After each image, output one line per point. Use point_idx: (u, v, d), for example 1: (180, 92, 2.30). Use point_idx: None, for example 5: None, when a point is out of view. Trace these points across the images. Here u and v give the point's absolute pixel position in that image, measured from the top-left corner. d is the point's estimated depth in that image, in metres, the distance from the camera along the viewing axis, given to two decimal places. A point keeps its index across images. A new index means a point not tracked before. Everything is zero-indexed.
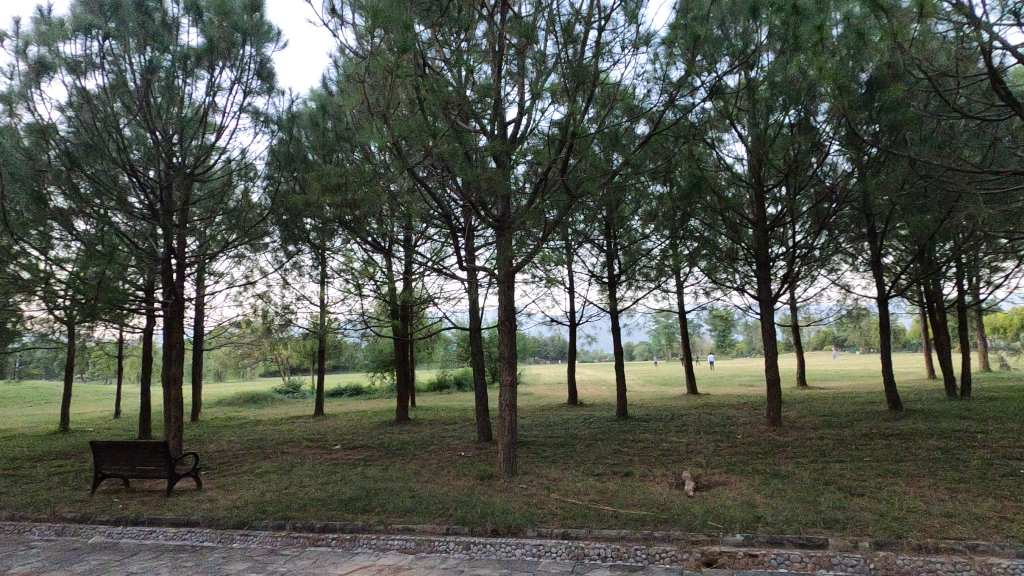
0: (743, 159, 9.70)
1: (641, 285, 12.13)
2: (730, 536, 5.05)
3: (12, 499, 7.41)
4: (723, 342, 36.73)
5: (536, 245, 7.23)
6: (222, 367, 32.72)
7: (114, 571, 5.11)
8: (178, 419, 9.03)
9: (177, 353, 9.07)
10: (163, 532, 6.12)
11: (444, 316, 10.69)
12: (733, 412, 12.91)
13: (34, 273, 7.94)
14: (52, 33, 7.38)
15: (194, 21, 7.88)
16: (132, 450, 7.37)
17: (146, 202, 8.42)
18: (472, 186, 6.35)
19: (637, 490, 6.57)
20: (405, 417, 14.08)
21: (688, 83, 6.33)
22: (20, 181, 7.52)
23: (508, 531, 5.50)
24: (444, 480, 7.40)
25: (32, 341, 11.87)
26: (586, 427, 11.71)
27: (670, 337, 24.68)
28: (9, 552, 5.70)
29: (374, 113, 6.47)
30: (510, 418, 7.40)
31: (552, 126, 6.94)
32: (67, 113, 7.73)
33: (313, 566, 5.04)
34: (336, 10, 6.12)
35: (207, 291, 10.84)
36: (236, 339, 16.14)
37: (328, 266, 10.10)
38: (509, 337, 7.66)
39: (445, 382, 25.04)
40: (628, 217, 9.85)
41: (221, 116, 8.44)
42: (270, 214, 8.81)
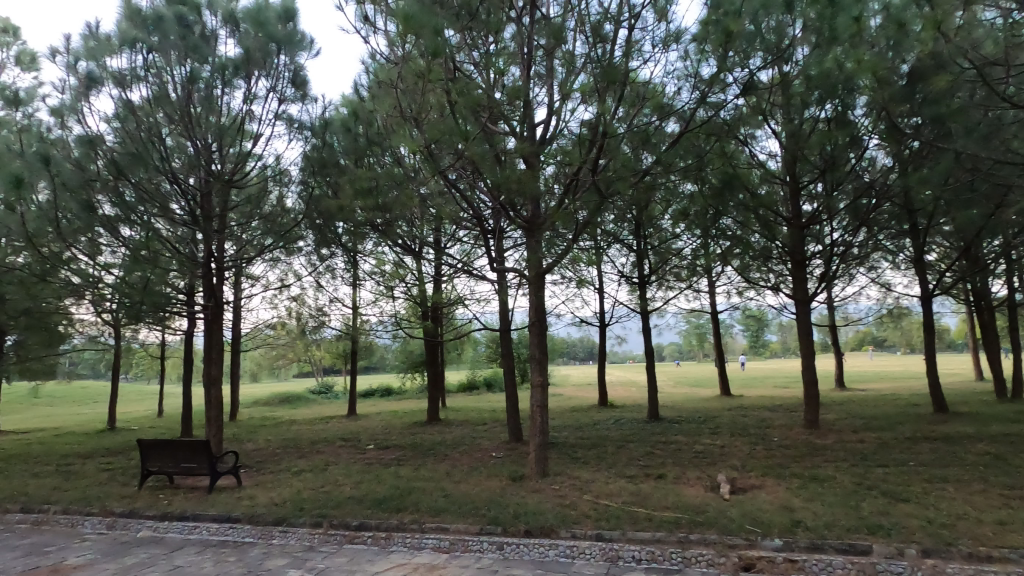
0: (777, 155, 9.50)
1: (671, 285, 12.05)
2: (768, 541, 4.95)
3: (66, 494, 7.76)
4: (757, 343, 35.95)
5: (566, 246, 7.26)
6: (258, 368, 33.62)
7: (161, 564, 5.30)
8: (218, 418, 9.33)
9: (216, 354, 9.39)
10: (206, 528, 6.32)
11: (474, 317, 10.76)
12: (768, 414, 12.62)
13: (83, 278, 8.31)
14: (100, 48, 7.74)
15: (232, 32, 8.17)
16: (177, 449, 7.63)
17: (187, 208, 8.70)
18: (501, 188, 6.40)
19: (671, 493, 6.48)
20: (436, 417, 14.22)
21: (719, 79, 6.25)
22: (71, 192, 7.91)
23: (541, 532, 5.50)
24: (476, 481, 7.45)
25: (82, 344, 12.39)
26: (617, 428, 11.60)
27: (701, 338, 24.34)
28: (64, 545, 5.98)
29: (406, 119, 6.58)
30: (541, 419, 7.40)
31: (580, 126, 6.95)
32: (113, 124, 8.06)
33: (350, 564, 5.13)
34: (369, 18, 6.24)
35: (244, 294, 11.16)
36: (271, 340, 16.57)
37: (361, 269, 10.28)
38: (540, 338, 7.66)
39: (474, 383, 25.18)
40: (659, 217, 9.71)
41: (257, 124, 8.70)
42: (303, 218, 9.02)
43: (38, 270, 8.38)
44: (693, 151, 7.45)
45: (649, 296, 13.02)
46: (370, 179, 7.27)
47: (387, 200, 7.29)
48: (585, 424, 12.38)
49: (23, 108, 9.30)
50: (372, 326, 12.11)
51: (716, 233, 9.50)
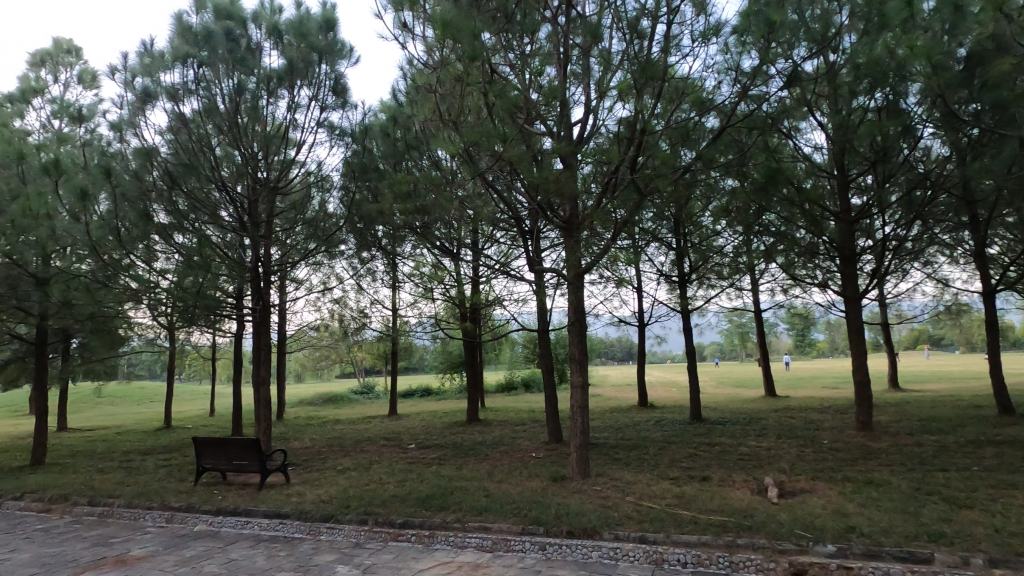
0: (823, 148, 9.16)
1: (713, 284, 11.80)
2: (821, 547, 4.79)
3: (128, 488, 8.18)
4: (802, 343, 34.78)
5: (605, 246, 7.23)
6: (303, 369, 34.63)
7: (218, 557, 5.53)
8: (267, 418, 9.61)
9: (265, 355, 9.63)
10: (258, 523, 6.56)
11: (512, 318, 10.79)
12: (817, 416, 12.18)
13: (141, 284, 8.57)
14: (155, 64, 8.15)
15: (276, 44, 8.48)
16: (230, 446, 7.94)
17: (235, 214, 9.08)
18: (539, 189, 6.40)
19: (717, 496, 6.36)
20: (475, 417, 14.32)
21: (762, 72, 6.11)
22: (130, 200, 8.34)
23: (583, 533, 5.48)
24: (518, 481, 7.48)
25: (141, 346, 13.02)
26: (658, 429, 11.43)
27: (744, 337, 23.73)
28: (128, 537, 6.31)
29: (446, 122, 6.67)
30: (582, 419, 7.36)
31: (617, 124, 6.88)
32: (166, 136, 8.47)
33: (396, 561, 5.23)
34: (407, 25, 6.37)
35: (288, 298, 11.55)
36: (315, 342, 16.99)
37: (400, 271, 10.49)
38: (580, 338, 7.63)
39: (512, 384, 25.21)
40: (699, 215, 9.46)
41: (300, 131, 8.96)
42: (345, 222, 9.22)
43: (101, 276, 8.72)
44: (736, 146, 7.26)
45: (690, 295, 12.77)
46: (410, 183, 7.46)
47: (425, 203, 7.47)
48: (625, 424, 12.28)
49: (86, 124, 9.83)
50: (411, 327, 12.36)
51: (759, 229, 9.16)
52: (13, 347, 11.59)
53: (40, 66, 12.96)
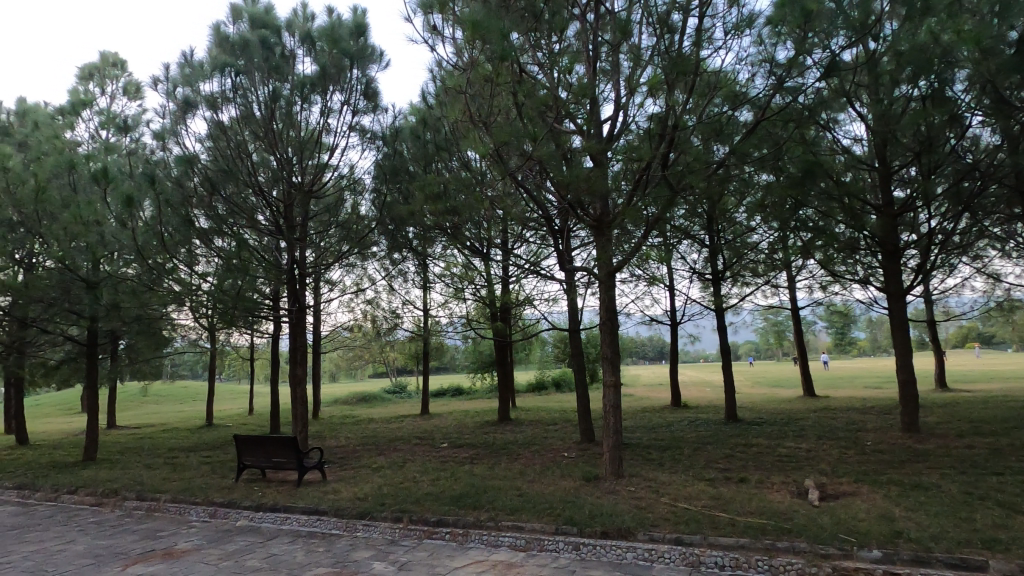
0: (862, 139, 8.86)
1: (747, 281, 11.56)
2: (866, 552, 4.63)
3: (174, 484, 8.50)
4: (843, 341, 33.70)
5: (637, 244, 7.14)
6: (337, 369, 35.29)
7: (259, 552, 5.68)
8: (304, 416, 9.82)
9: (301, 355, 9.85)
10: (297, 519, 6.71)
11: (542, 318, 10.80)
12: (859, 416, 11.81)
13: (183, 286, 8.79)
14: (194, 75, 8.45)
15: (308, 51, 8.66)
16: (269, 444, 8.15)
17: (271, 218, 9.38)
18: (570, 188, 6.37)
19: (755, 498, 6.22)
20: (507, 417, 14.38)
21: (798, 63, 5.98)
22: (173, 207, 8.66)
23: (618, 534, 5.43)
24: (550, 481, 7.45)
25: (184, 346, 13.49)
26: (692, 430, 11.25)
27: (780, 336, 23.08)
28: (175, 531, 6.55)
29: (476, 123, 6.72)
30: (615, 419, 7.28)
31: (648, 120, 6.80)
32: (206, 143, 8.75)
33: (431, 558, 5.29)
34: (436, 28, 6.44)
35: (323, 299, 11.80)
36: (348, 342, 17.30)
37: (431, 271, 10.63)
38: (611, 336, 7.57)
39: (543, 383, 25.20)
40: (733, 211, 9.25)
41: (333, 136, 9.15)
42: (376, 224, 9.37)
43: (147, 280, 9.11)
44: (771, 139, 7.07)
45: (724, 293, 12.53)
46: (440, 184, 7.59)
47: (456, 204, 7.51)
48: (658, 424, 12.12)
49: (131, 134, 10.25)
50: (443, 327, 12.49)
51: (796, 224, 8.88)
52: (67, 348, 12.18)
53: (88, 79, 13.57)
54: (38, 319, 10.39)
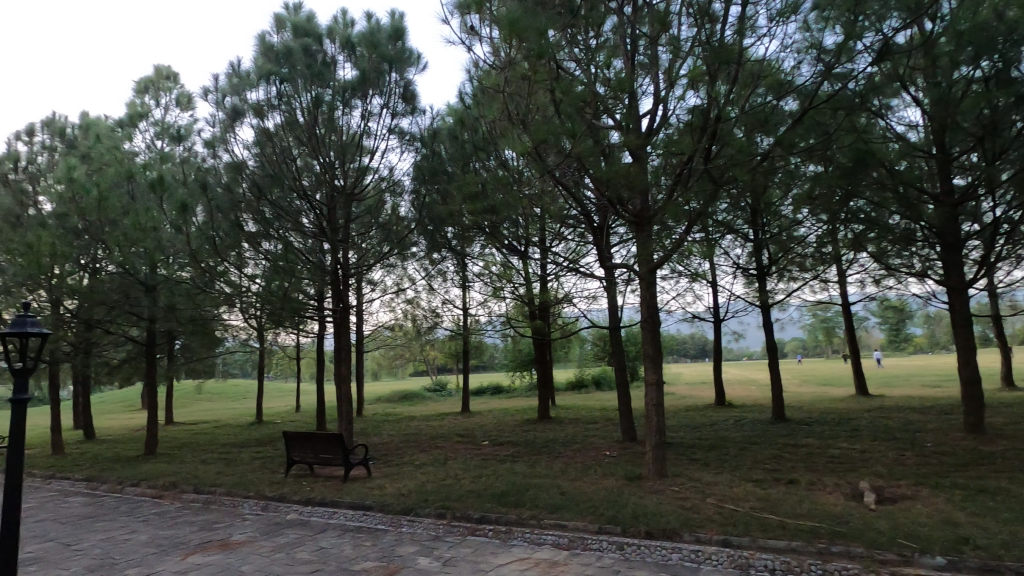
0: (918, 125, 8.44)
1: (795, 277, 11.17)
2: (928, 558, 4.42)
3: (228, 478, 8.85)
4: (898, 337, 32.17)
5: (679, 239, 6.99)
6: (379, 367, 35.95)
7: (309, 545, 5.86)
8: (348, 414, 10.06)
9: (346, 354, 10.08)
10: (344, 514, 6.89)
11: (582, 315, 10.73)
12: (918, 416, 11.23)
13: (234, 288, 9.33)
14: (242, 84, 8.77)
15: (349, 57, 8.84)
16: (316, 440, 8.39)
17: (315, 221, 9.60)
18: (609, 184, 6.30)
19: (807, 500, 6.01)
20: (546, 415, 14.35)
21: (848, 48, 5.76)
22: (223, 211, 8.99)
23: (662, 534, 5.34)
24: (592, 479, 7.40)
25: (235, 346, 14.04)
26: (737, 429, 10.97)
27: (830, 333, 22.19)
28: (230, 523, 6.82)
29: (514, 121, 6.72)
30: (658, 417, 7.16)
31: (688, 113, 6.65)
32: (253, 150, 9.06)
33: (475, 555, 5.33)
34: (472, 28, 6.46)
35: (365, 299, 12.06)
36: (390, 341, 17.62)
37: (469, 270, 10.73)
38: (653, 334, 7.46)
39: (583, 381, 25.01)
40: (779, 204, 8.92)
41: (373, 139, 9.32)
42: (416, 225, 9.52)
43: (200, 282, 9.55)
44: (819, 128, 6.80)
45: (769, 288, 12.16)
46: (478, 184, 7.61)
47: (494, 202, 7.57)
48: (702, 423, 11.85)
49: (184, 142, 10.73)
50: (482, 324, 12.56)
51: (847, 216, 8.52)
52: (127, 348, 12.84)
53: (144, 92, 14.26)
54: (101, 320, 10.92)
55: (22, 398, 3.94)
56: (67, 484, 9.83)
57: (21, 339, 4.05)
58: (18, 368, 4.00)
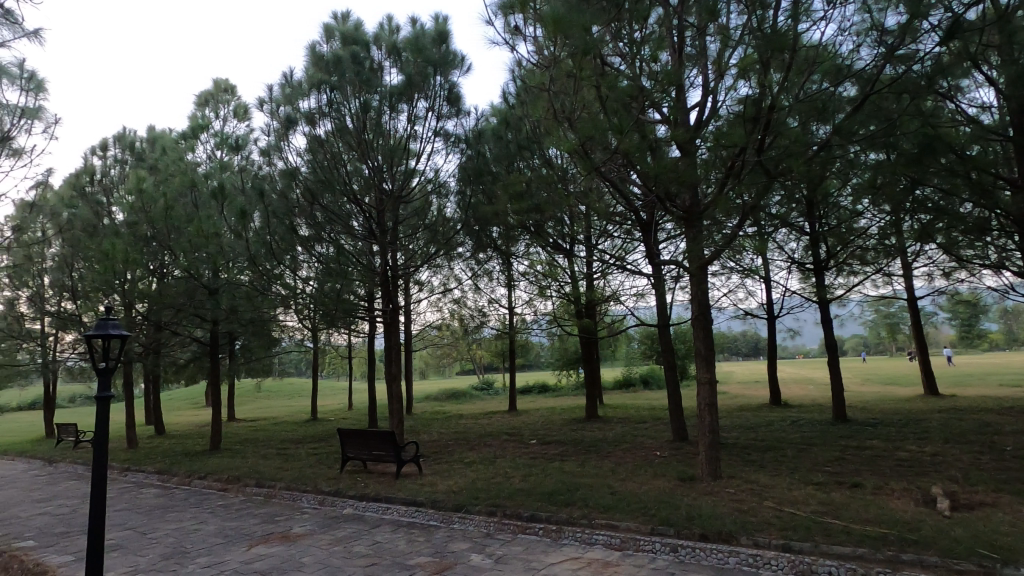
0: (992, 107, 7.87)
1: (855, 271, 10.66)
2: (1012, 570, 4.13)
3: (287, 473, 9.21)
4: (970, 334, 30.20)
5: (730, 234, 6.79)
6: (426, 366, 36.56)
7: (365, 539, 6.02)
8: (399, 412, 10.27)
9: (396, 354, 10.27)
10: (397, 509, 7.05)
11: (629, 313, 10.56)
12: (995, 417, 10.50)
13: (289, 290, 9.71)
14: (294, 93, 9.11)
15: (395, 62, 9.00)
16: (369, 437, 8.61)
17: (365, 224, 9.79)
18: (657, 180, 6.18)
19: (873, 505, 5.73)
20: (594, 414, 14.22)
21: (914, 28, 5.45)
22: (280, 217, 9.47)
23: (718, 538, 5.20)
24: (643, 480, 7.29)
25: (290, 346, 14.60)
26: (795, 430, 10.55)
27: (894, 329, 21.02)
28: (290, 516, 7.10)
29: (560, 119, 6.68)
30: (711, 417, 6.98)
31: (739, 104, 6.46)
32: (306, 157, 9.36)
33: (526, 553, 5.36)
34: (516, 28, 6.47)
35: (413, 300, 12.30)
36: (437, 341, 17.91)
37: (515, 270, 10.77)
38: (705, 332, 7.29)
39: (630, 380, 24.69)
40: (837, 194, 8.56)
41: (419, 142, 9.48)
42: (462, 225, 9.67)
43: (259, 286, 9.99)
44: (882, 115, 6.44)
45: (827, 283, 11.72)
46: (523, 183, 7.64)
47: (539, 201, 7.57)
48: (757, 424, 11.47)
49: (241, 152, 11.23)
50: (529, 323, 12.57)
51: (912, 207, 7.96)
52: (193, 348, 13.53)
53: (204, 105, 15.03)
54: (170, 322, 11.64)
55: (105, 395, 4.22)
56: (141, 476, 10.47)
57: (103, 340, 4.33)
58: (102, 367, 4.29)
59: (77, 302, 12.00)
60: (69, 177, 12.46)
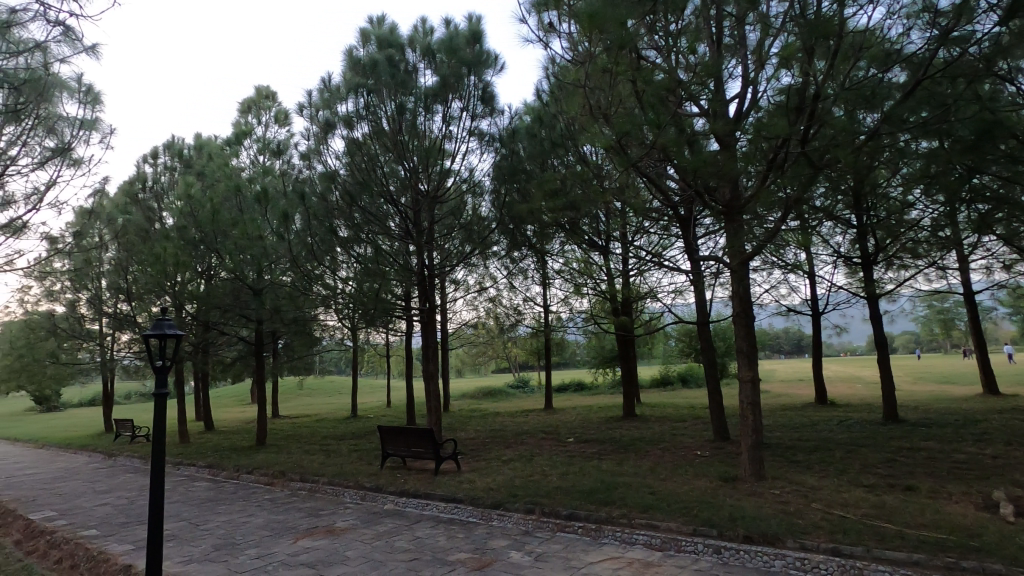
0: None
1: (906, 265, 10.21)
2: None
3: (330, 468, 9.46)
4: None
5: (773, 229, 6.58)
6: (462, 364, 36.85)
7: (406, 534, 6.12)
8: (436, 409, 10.44)
9: (433, 353, 10.34)
10: (437, 506, 7.14)
11: (666, 310, 10.40)
12: None
13: (330, 290, 10.13)
14: (332, 98, 9.31)
15: (429, 63, 9.10)
16: (408, 435, 8.74)
17: (402, 224, 9.89)
18: (697, 174, 6.04)
19: (929, 509, 5.48)
20: (632, 413, 14.06)
21: (970, 8, 5.18)
22: (320, 219, 9.69)
23: (763, 540, 5.07)
24: (684, 479, 7.18)
25: (331, 345, 14.98)
26: (843, 430, 10.20)
27: (950, 326, 20.00)
28: (334, 510, 7.28)
29: (595, 115, 6.62)
30: (753, 416, 6.80)
31: (781, 94, 6.28)
32: (344, 159, 9.54)
33: (565, 551, 5.34)
34: (551, 24, 6.44)
35: (449, 299, 12.45)
36: (474, 339, 18.03)
37: (550, 268, 10.76)
38: (747, 329, 7.11)
39: (668, 378, 24.36)
40: (886, 185, 8.22)
41: (454, 142, 9.55)
42: (497, 224, 9.67)
43: (300, 286, 10.40)
44: (936, 100, 6.14)
45: (876, 278, 11.31)
46: (557, 180, 7.57)
47: (573, 198, 7.51)
48: (802, 423, 11.13)
49: (283, 156, 11.55)
50: (565, 320, 12.51)
51: (968, 196, 7.60)
52: (240, 347, 14.03)
53: (247, 112, 15.53)
54: (217, 322, 12.11)
55: (161, 393, 4.41)
56: (193, 470, 10.94)
57: (160, 339, 4.53)
58: (158, 366, 4.48)
59: (132, 303, 12.61)
60: (124, 185, 13.08)
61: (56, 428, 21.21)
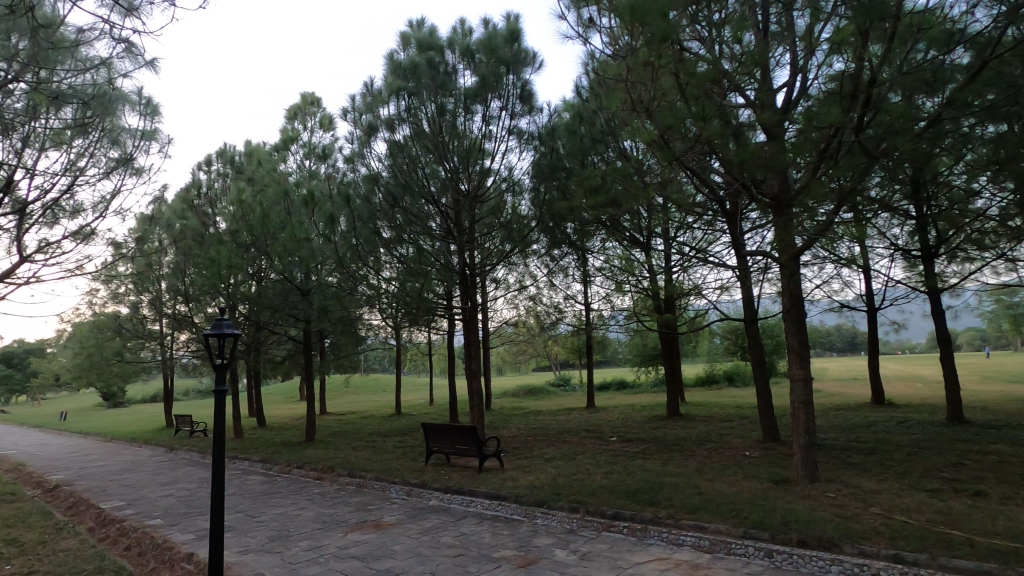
0: None
1: (971, 257, 9.64)
2: None
3: (376, 464, 9.68)
4: None
5: (825, 221, 6.32)
6: (503, 362, 37.00)
7: (452, 530, 6.20)
8: (480, 406, 10.41)
9: (475, 351, 10.46)
10: (481, 503, 7.20)
11: (712, 307, 10.16)
12: None
13: (374, 290, 10.33)
14: (375, 102, 9.53)
15: (469, 64, 9.17)
16: (452, 432, 8.85)
17: (443, 224, 10.07)
18: (744, 167, 5.87)
19: (1001, 516, 5.15)
20: (676, 412, 13.80)
21: None
22: (364, 221, 9.91)
23: (818, 544, 4.89)
24: (732, 480, 7.00)
25: (375, 344, 15.31)
26: (903, 432, 9.71)
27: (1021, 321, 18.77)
28: (381, 505, 7.44)
29: (637, 109, 6.52)
30: (805, 417, 6.57)
31: (832, 81, 6.03)
32: (386, 162, 9.73)
33: (611, 551, 5.29)
34: (591, 19, 6.38)
35: (490, 297, 12.56)
36: (515, 337, 18.09)
37: (591, 265, 10.69)
38: (798, 326, 6.88)
39: (713, 377, 23.80)
40: (948, 173, 7.78)
41: (493, 141, 9.60)
42: (536, 223, 9.67)
43: (346, 287, 10.68)
44: (1005, 80, 5.75)
45: (937, 271, 10.72)
46: (597, 176, 7.46)
47: (614, 195, 7.42)
48: (857, 424, 10.68)
49: (328, 160, 11.88)
50: (606, 318, 12.38)
51: None
52: (289, 346, 14.52)
53: (293, 118, 16.07)
54: (268, 322, 12.57)
55: (221, 389, 4.61)
56: (247, 464, 11.40)
57: (219, 338, 4.72)
58: (218, 363, 4.66)
59: (190, 305, 13.23)
60: (181, 192, 13.72)
61: (122, 423, 22.45)
